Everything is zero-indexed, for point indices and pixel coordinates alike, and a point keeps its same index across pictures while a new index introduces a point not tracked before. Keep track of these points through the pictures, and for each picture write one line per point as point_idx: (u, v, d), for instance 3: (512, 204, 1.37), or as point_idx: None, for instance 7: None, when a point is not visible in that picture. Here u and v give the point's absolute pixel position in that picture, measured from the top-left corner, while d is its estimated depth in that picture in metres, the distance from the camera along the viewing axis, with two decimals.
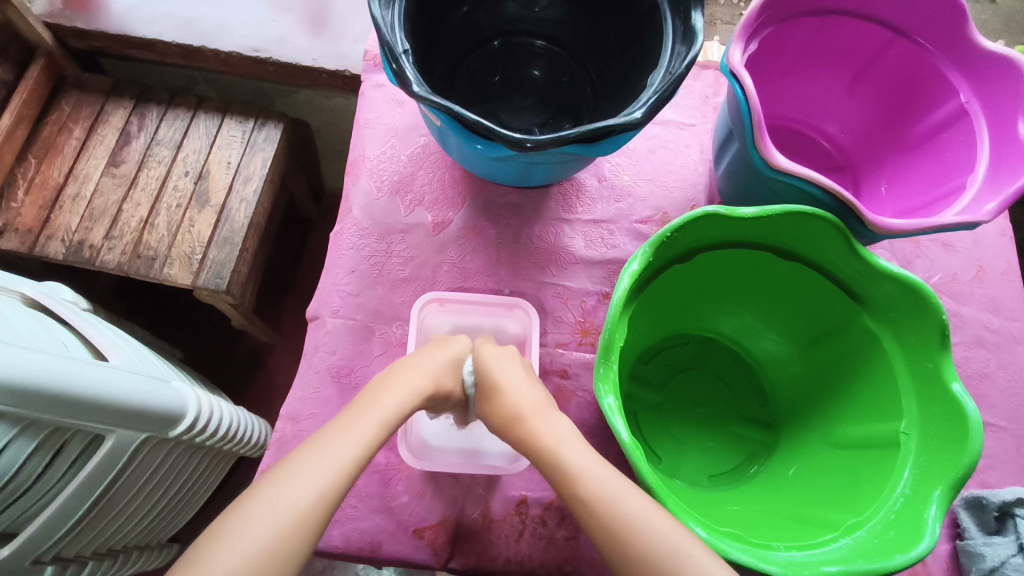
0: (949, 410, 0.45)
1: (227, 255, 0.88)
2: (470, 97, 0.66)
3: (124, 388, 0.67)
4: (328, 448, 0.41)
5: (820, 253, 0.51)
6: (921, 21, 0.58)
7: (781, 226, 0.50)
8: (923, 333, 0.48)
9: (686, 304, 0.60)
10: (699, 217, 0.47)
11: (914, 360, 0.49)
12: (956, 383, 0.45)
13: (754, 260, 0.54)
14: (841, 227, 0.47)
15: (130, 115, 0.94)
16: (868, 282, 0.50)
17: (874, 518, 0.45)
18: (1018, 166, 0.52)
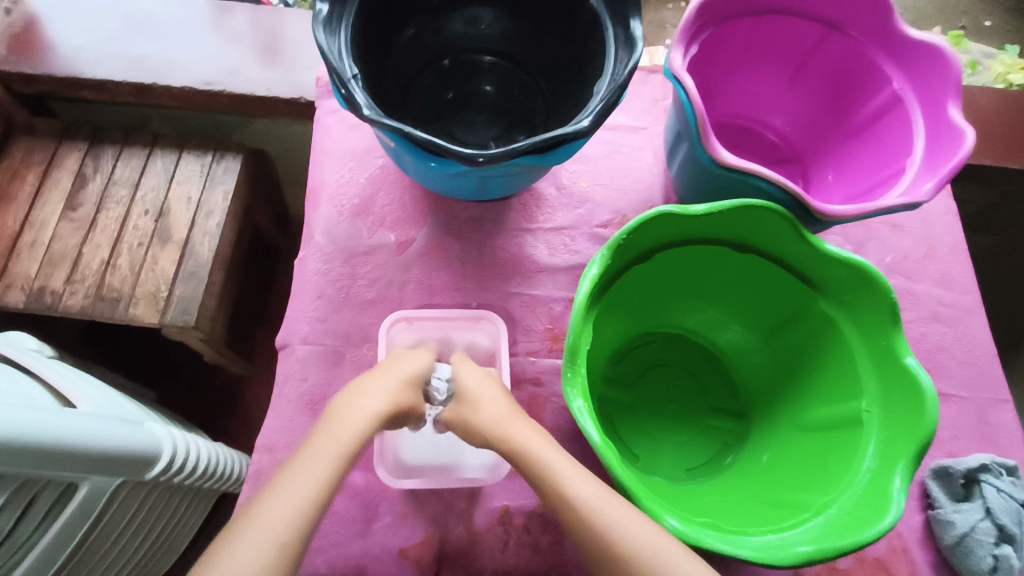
0: (906, 383, 0.47)
1: (194, 290, 0.87)
2: (425, 117, 0.67)
3: (95, 433, 0.66)
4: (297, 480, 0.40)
5: (773, 244, 0.53)
6: (851, 15, 0.61)
7: (732, 219, 0.52)
8: (876, 312, 0.50)
9: (650, 303, 0.62)
10: (654, 217, 0.49)
11: (870, 339, 0.50)
12: (910, 357, 0.47)
13: (711, 254, 0.56)
14: (789, 217, 0.49)
15: (84, 157, 0.93)
16: (820, 268, 0.52)
17: (844, 495, 0.47)
18: (950, 148, 0.55)
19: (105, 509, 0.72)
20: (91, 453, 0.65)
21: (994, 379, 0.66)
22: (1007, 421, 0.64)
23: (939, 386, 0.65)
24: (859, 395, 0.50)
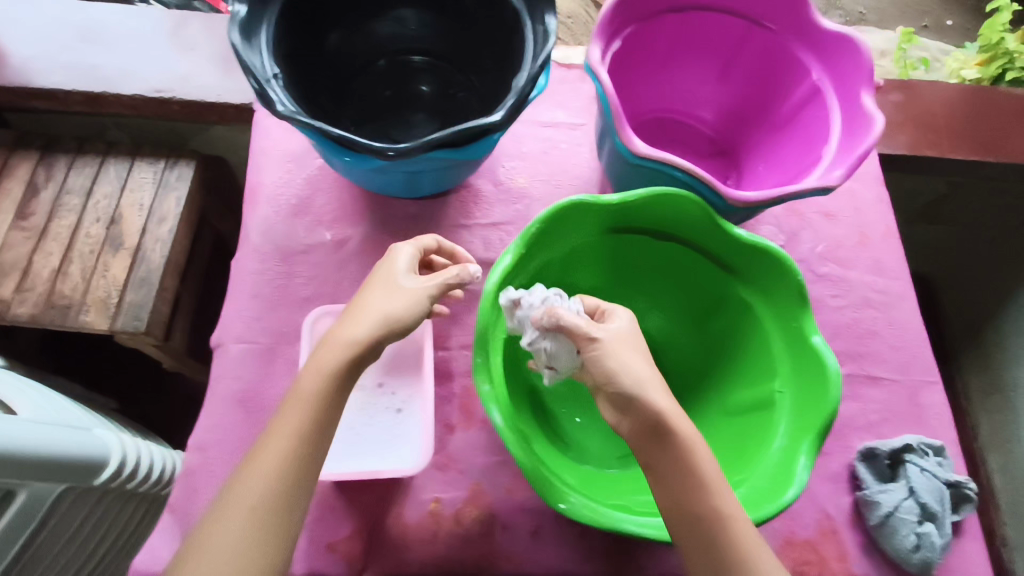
0: (815, 363, 0.50)
1: (145, 296, 0.87)
2: (361, 118, 0.68)
3: (36, 438, 0.66)
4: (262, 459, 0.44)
5: (687, 232, 0.56)
6: (768, 9, 0.62)
7: (646, 208, 0.55)
8: (786, 295, 0.53)
9: (582, 295, 0.64)
10: (569, 205, 0.52)
11: (784, 323, 0.53)
12: (817, 337, 0.50)
13: (629, 242, 0.59)
14: (699, 204, 0.52)
15: (37, 166, 0.93)
16: (734, 254, 0.55)
17: (756, 475, 0.48)
18: (862, 134, 0.57)
19: (46, 515, 0.72)
20: (37, 457, 0.65)
21: (924, 362, 0.67)
22: (937, 402, 0.65)
23: (870, 370, 0.66)
24: (773, 378, 0.53)
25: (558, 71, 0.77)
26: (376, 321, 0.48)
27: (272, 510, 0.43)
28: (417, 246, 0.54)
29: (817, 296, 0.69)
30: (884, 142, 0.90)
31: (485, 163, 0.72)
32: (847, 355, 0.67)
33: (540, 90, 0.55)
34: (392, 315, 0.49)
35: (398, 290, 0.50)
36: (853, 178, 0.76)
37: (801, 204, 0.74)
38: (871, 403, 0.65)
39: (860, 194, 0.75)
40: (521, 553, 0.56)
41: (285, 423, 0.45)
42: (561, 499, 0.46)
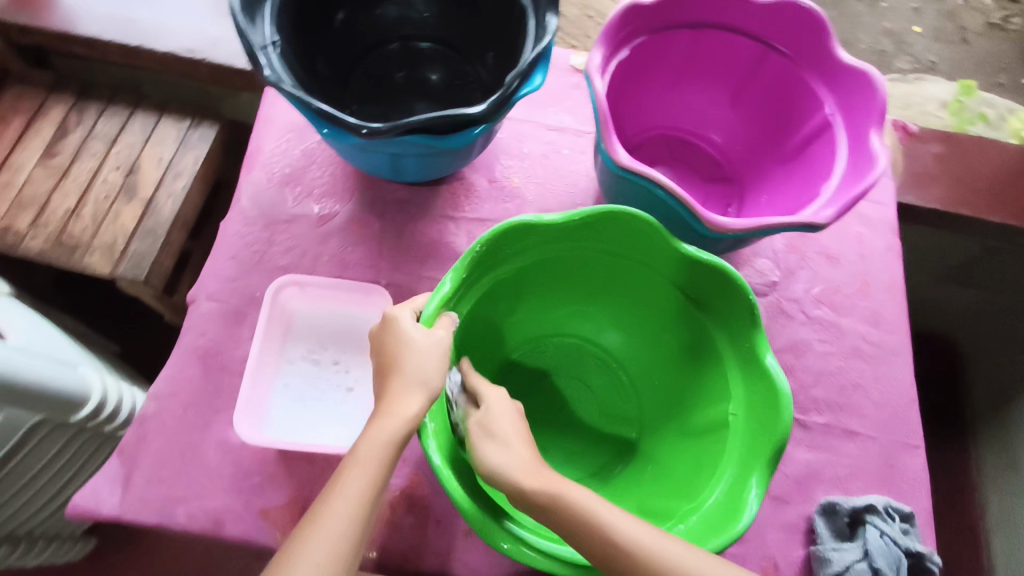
0: (767, 386, 0.52)
1: (149, 247, 0.89)
2: (365, 96, 0.69)
3: (10, 365, 0.64)
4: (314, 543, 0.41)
5: (642, 253, 0.58)
6: (784, 33, 0.61)
7: (602, 229, 0.56)
8: (736, 312, 0.55)
9: (536, 306, 0.66)
10: (512, 225, 0.53)
11: (738, 344, 0.55)
12: (769, 359, 0.52)
13: (587, 261, 0.61)
14: (650, 223, 0.53)
15: (70, 110, 0.97)
16: (685, 274, 0.56)
17: (707, 504, 0.51)
18: (862, 172, 0.54)
19: (19, 446, 0.72)
20: (27, 388, 0.66)
21: (907, 424, 0.63)
22: (914, 466, 0.62)
23: (847, 424, 0.63)
24: (728, 401, 0.55)
25: (573, 76, 0.76)
26: (418, 385, 0.47)
27: None
28: (415, 307, 0.52)
29: (803, 339, 0.66)
30: (911, 192, 0.86)
31: (483, 159, 0.71)
32: (825, 404, 0.64)
33: (534, 87, 0.52)
34: (429, 377, 0.48)
35: (423, 347, 0.48)
36: (862, 223, 0.72)
37: (802, 242, 0.71)
38: (842, 457, 0.62)
39: (867, 240, 0.72)
40: (449, 553, 0.55)
41: (348, 486, 0.43)
42: (500, 538, 0.45)
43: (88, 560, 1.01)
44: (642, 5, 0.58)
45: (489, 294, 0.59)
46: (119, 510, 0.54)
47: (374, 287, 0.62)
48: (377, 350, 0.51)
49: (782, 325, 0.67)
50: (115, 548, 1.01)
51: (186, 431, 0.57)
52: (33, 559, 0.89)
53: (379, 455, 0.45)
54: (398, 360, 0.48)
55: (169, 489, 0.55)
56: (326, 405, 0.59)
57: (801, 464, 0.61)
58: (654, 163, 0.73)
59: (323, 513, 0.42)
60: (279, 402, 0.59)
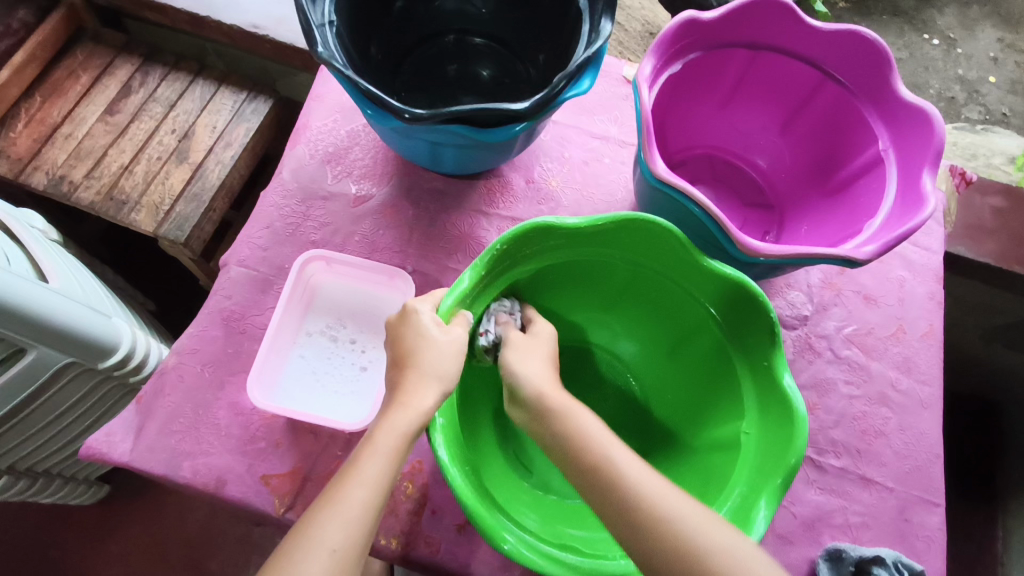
0: (783, 406, 0.51)
1: (193, 211, 0.91)
2: (414, 85, 0.70)
3: (51, 306, 0.67)
4: (328, 522, 0.41)
5: (663, 263, 0.57)
6: (842, 61, 0.59)
7: (626, 238, 0.56)
8: (756, 329, 0.54)
9: (551, 313, 0.67)
10: (533, 227, 0.53)
11: (754, 361, 0.54)
12: (786, 377, 0.51)
13: (609, 270, 0.60)
14: (671, 233, 0.53)
15: (135, 71, 1.02)
16: (706, 288, 0.56)
17: None
18: (910, 210, 0.52)
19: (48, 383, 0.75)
20: (61, 329, 0.68)
21: (929, 479, 0.61)
22: (931, 524, 0.59)
23: (864, 471, 0.61)
24: (742, 419, 0.54)
25: (623, 86, 0.76)
26: (436, 380, 0.48)
27: None
28: (435, 302, 0.52)
29: (829, 378, 0.64)
30: (962, 242, 0.83)
31: (524, 158, 0.71)
32: (844, 447, 0.61)
33: (581, 90, 0.52)
34: (445, 373, 0.49)
35: (443, 343, 0.49)
36: (905, 267, 0.70)
37: (839, 279, 0.68)
38: (855, 504, 0.59)
39: (908, 285, 0.69)
40: (441, 543, 0.55)
41: (367, 470, 0.44)
42: (503, 539, 0.44)
43: (100, 505, 1.04)
44: (700, 19, 0.57)
45: (506, 295, 0.59)
46: (130, 456, 0.56)
47: (394, 269, 0.63)
48: (393, 341, 0.51)
49: (809, 361, 0.64)
50: (126, 498, 1.04)
51: (203, 388, 0.58)
52: (47, 495, 0.93)
53: (397, 442, 0.45)
54: (418, 353, 0.49)
55: (179, 442, 0.56)
56: (338, 381, 0.59)
57: (812, 506, 0.59)
58: (695, 181, 0.72)
59: (342, 495, 0.42)
60: (292, 372, 0.59)
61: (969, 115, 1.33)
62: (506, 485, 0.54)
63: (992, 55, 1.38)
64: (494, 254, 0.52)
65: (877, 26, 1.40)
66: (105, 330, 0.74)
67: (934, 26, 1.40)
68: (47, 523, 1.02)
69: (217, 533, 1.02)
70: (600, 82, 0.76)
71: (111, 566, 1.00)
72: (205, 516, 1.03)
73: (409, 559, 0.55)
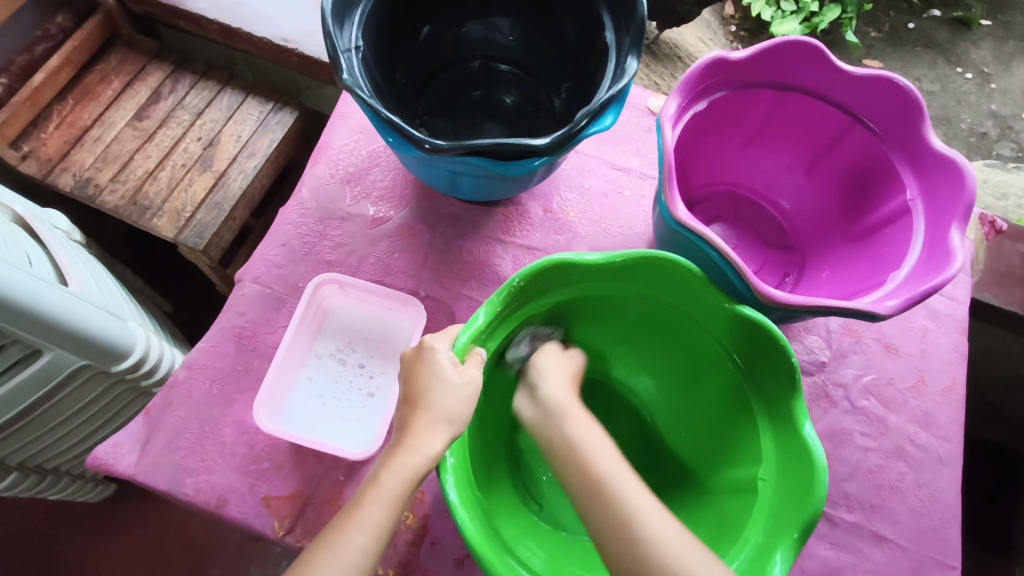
0: (802, 453, 0.49)
1: (213, 219, 0.92)
2: (437, 110, 0.70)
3: (70, 310, 0.67)
4: (327, 564, 0.42)
5: (684, 303, 0.56)
6: (873, 107, 0.58)
7: (643, 274, 0.55)
8: (778, 374, 0.52)
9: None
10: (550, 263, 0.52)
11: (774, 408, 0.53)
12: (807, 425, 0.49)
13: (625, 305, 0.59)
14: (693, 272, 0.52)
15: (166, 78, 1.03)
16: (728, 329, 0.54)
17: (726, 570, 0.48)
18: (938, 264, 0.51)
19: (61, 385, 0.75)
20: (77, 334, 0.69)
21: (945, 540, 0.59)
22: None
23: (877, 527, 0.59)
24: (759, 464, 0.52)
25: (647, 118, 0.75)
26: (444, 424, 0.47)
27: None
28: (451, 338, 0.52)
29: (845, 429, 0.62)
30: (989, 289, 0.81)
31: (543, 187, 0.71)
32: (857, 501, 0.59)
33: (602, 128, 0.52)
34: (456, 416, 0.48)
35: (457, 385, 0.48)
36: (929, 317, 0.68)
37: (859, 326, 0.67)
38: (866, 562, 0.57)
39: (932, 335, 0.67)
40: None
41: (369, 514, 0.44)
42: None
43: (106, 504, 1.04)
44: (729, 60, 0.56)
45: (521, 328, 0.58)
46: (135, 470, 0.56)
47: (406, 295, 0.62)
48: (407, 377, 0.51)
49: (824, 410, 0.63)
50: (133, 497, 1.05)
51: (210, 405, 0.58)
52: (55, 491, 0.93)
53: (401, 483, 0.45)
54: (430, 392, 0.48)
55: (183, 459, 0.56)
56: (345, 409, 0.59)
57: (820, 561, 0.57)
58: (715, 219, 0.71)
59: (341, 537, 0.43)
60: (301, 397, 0.59)
61: (1000, 151, 1.30)
62: (515, 520, 0.53)
63: None
64: (510, 290, 0.52)
65: (909, 57, 1.38)
66: (120, 334, 0.75)
67: (968, 60, 1.38)
68: (54, 517, 1.03)
69: (218, 538, 1.02)
70: (624, 113, 0.75)
71: (113, 566, 1.01)
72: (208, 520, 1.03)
73: None
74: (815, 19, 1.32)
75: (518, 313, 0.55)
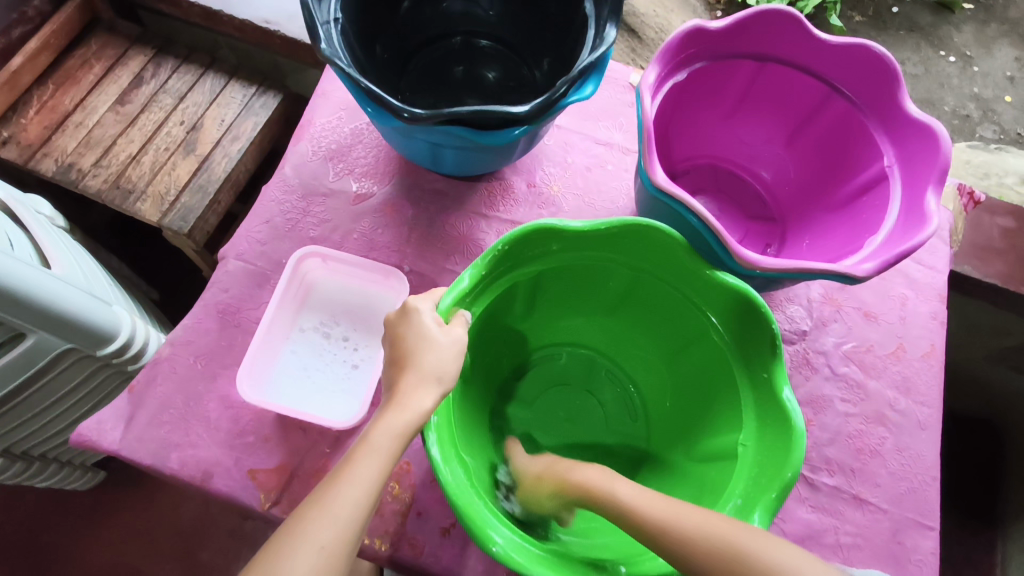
0: (781, 418, 0.50)
1: (197, 202, 0.92)
2: (419, 86, 0.70)
3: (52, 291, 0.66)
4: (319, 519, 0.41)
5: (667, 272, 0.56)
6: (851, 75, 0.59)
7: (625, 243, 0.56)
8: (758, 342, 0.53)
9: (551, 316, 0.66)
10: (533, 229, 0.53)
11: (754, 375, 0.53)
12: (786, 390, 0.50)
13: (608, 274, 0.60)
14: (675, 239, 0.52)
15: (148, 62, 1.03)
16: (710, 296, 0.55)
17: None
18: (911, 228, 0.52)
19: (45, 368, 0.75)
20: (61, 316, 0.68)
21: (924, 502, 0.60)
22: (924, 548, 0.58)
23: (858, 491, 0.60)
24: (739, 430, 0.53)
25: (628, 93, 0.75)
26: (432, 382, 0.47)
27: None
28: (435, 300, 0.52)
29: (826, 395, 0.63)
30: (969, 262, 0.82)
31: (526, 162, 0.71)
32: (838, 466, 0.60)
33: (582, 96, 0.52)
34: (445, 375, 0.48)
35: (445, 344, 0.48)
36: (908, 285, 0.69)
37: (840, 295, 0.68)
38: (847, 524, 0.58)
39: (911, 303, 0.68)
40: (425, 548, 0.55)
41: (360, 471, 0.44)
42: (492, 539, 0.42)
43: (96, 492, 1.04)
44: (708, 29, 0.56)
45: (506, 296, 0.58)
46: (119, 445, 0.56)
47: (389, 268, 0.62)
48: (393, 340, 0.51)
49: (805, 377, 0.64)
50: (122, 484, 1.05)
51: (194, 380, 0.58)
52: (42, 478, 0.93)
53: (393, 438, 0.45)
54: (417, 353, 0.48)
55: (168, 434, 0.56)
56: (329, 381, 0.59)
57: (803, 524, 0.58)
58: (697, 190, 0.71)
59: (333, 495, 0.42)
60: (284, 370, 0.59)
61: (983, 133, 1.31)
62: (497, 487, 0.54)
63: (1009, 73, 1.36)
64: (492, 256, 0.52)
65: (892, 41, 1.38)
66: (105, 316, 0.75)
67: (951, 43, 1.39)
68: (43, 506, 1.03)
69: (209, 523, 1.02)
70: (606, 88, 0.75)
71: (104, 553, 1.00)
72: (199, 506, 1.03)
73: (393, 560, 0.55)
74: (800, 3, 1.33)
75: (502, 281, 0.56)
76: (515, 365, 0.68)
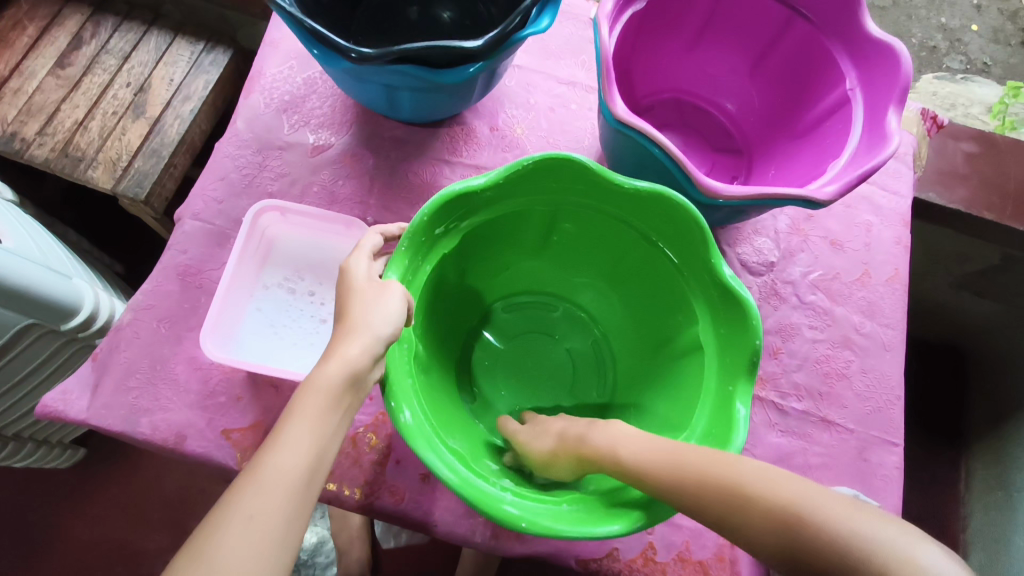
0: (727, 419, 0.48)
1: (152, 167, 0.88)
2: (372, 29, 0.67)
3: (7, 265, 0.63)
4: (302, 409, 0.40)
5: (675, 250, 0.54)
6: (824, 10, 0.58)
7: (637, 205, 0.53)
8: (738, 359, 0.50)
9: (559, 266, 0.66)
10: (565, 160, 0.51)
11: (721, 381, 0.50)
12: (741, 409, 0.47)
13: (617, 237, 0.58)
14: (692, 213, 0.50)
15: (85, 21, 0.97)
16: (708, 292, 0.53)
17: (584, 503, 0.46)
18: (865, 159, 0.51)
19: (8, 345, 0.71)
20: (19, 291, 0.65)
21: (889, 420, 0.62)
22: (889, 464, 0.60)
23: (826, 413, 0.61)
24: (685, 429, 0.50)
25: (590, 29, 0.73)
26: (372, 338, 0.43)
27: (310, 474, 0.38)
28: None
29: (794, 323, 0.64)
30: (934, 189, 0.82)
31: (487, 105, 0.69)
32: (807, 391, 0.62)
33: (538, 30, 0.50)
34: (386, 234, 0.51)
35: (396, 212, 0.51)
36: (873, 212, 0.70)
37: (806, 224, 0.68)
38: (815, 445, 0.60)
39: (875, 230, 0.69)
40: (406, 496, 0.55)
41: (343, 350, 0.42)
42: (401, 409, 0.44)
43: (79, 467, 1.03)
44: None
45: (493, 229, 0.58)
46: (87, 413, 0.55)
47: (351, 220, 0.61)
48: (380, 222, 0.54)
49: (774, 307, 0.65)
50: (106, 457, 1.04)
51: (159, 344, 0.57)
52: (20, 459, 0.90)
53: (333, 384, 0.41)
54: (354, 309, 0.44)
55: (137, 399, 0.55)
56: (298, 335, 0.59)
57: (772, 448, 0.59)
58: (664, 127, 0.70)
59: (281, 440, 0.39)
60: (250, 327, 0.59)
61: (950, 65, 1.28)
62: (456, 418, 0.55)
63: (976, 2, 1.31)
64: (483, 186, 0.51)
65: None
66: (65, 290, 0.72)
67: None
68: (24, 485, 1.02)
69: (198, 491, 1.02)
70: (567, 25, 0.73)
71: (92, 526, 1.00)
72: (183, 475, 1.03)
73: (374, 508, 0.55)
74: None
75: (469, 223, 0.54)
76: (505, 295, 0.69)
